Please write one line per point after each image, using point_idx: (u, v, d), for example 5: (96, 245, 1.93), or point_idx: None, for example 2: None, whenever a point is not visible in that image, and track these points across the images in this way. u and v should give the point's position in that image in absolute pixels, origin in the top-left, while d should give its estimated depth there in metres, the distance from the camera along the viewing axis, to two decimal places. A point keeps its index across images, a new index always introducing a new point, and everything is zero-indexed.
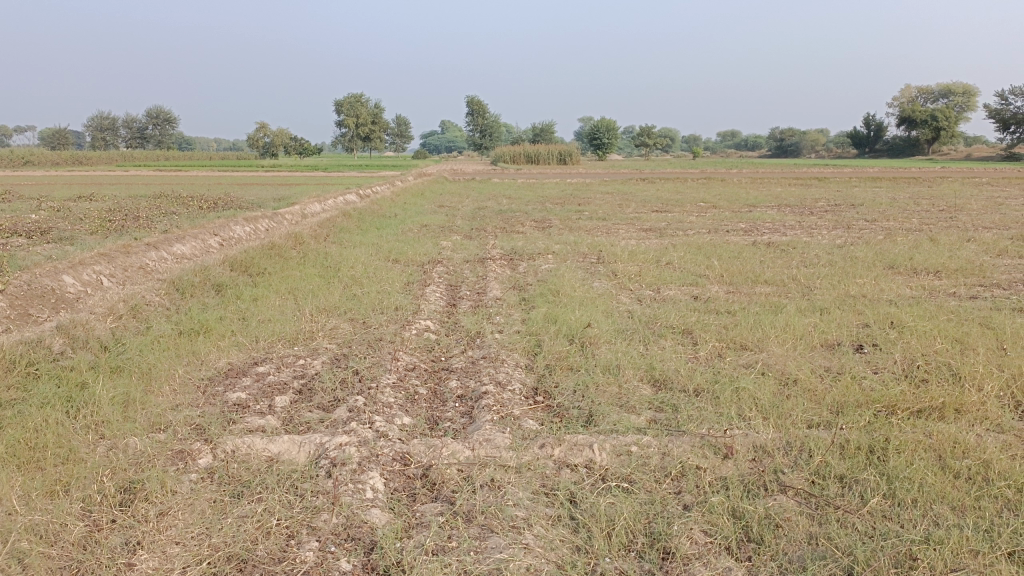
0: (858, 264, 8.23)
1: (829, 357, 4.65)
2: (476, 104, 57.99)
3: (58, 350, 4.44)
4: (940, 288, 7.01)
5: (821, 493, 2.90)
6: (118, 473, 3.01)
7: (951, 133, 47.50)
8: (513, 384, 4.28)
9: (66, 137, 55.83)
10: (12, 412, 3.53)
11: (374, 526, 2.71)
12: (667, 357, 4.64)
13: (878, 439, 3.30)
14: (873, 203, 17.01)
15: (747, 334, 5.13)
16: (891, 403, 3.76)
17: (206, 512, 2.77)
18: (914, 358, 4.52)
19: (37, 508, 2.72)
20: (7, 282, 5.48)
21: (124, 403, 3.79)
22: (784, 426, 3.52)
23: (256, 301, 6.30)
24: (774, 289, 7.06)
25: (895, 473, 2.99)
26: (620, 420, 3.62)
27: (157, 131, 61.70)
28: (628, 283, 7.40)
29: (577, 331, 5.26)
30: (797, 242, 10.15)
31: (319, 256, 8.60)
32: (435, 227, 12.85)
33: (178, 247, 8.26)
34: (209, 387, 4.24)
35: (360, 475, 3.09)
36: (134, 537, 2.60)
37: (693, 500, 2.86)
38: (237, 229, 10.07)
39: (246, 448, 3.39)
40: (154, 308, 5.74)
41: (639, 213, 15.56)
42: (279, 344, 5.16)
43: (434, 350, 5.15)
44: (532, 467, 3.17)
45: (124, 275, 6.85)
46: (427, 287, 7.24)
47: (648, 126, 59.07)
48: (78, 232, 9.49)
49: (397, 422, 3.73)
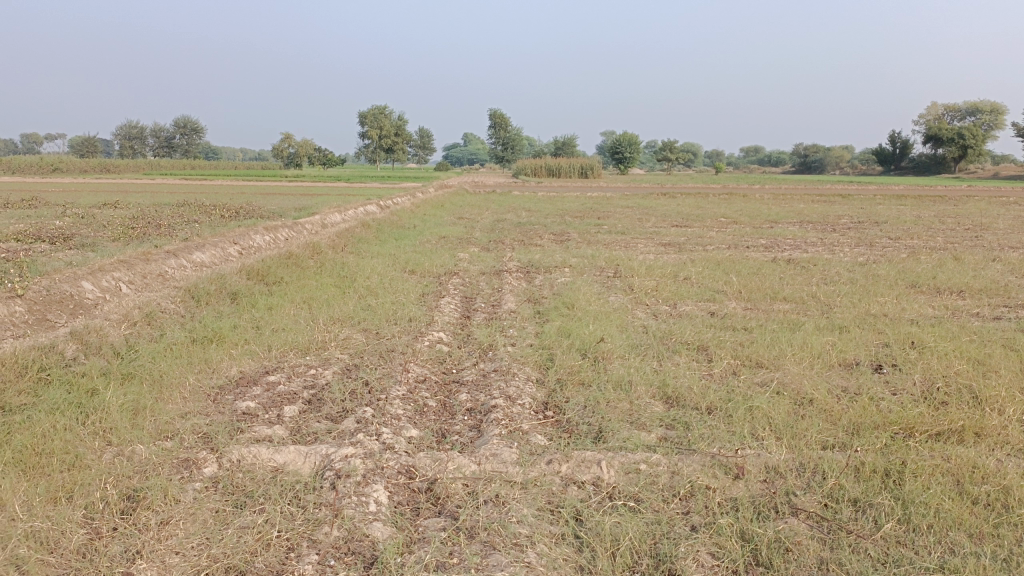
0: (880, 282, 8.11)
1: (847, 377, 4.56)
2: (499, 117, 58.30)
3: (70, 356, 4.46)
4: (963, 308, 6.88)
5: (834, 517, 2.82)
6: (121, 481, 3.00)
7: (978, 151, 46.95)
8: (523, 398, 4.23)
9: (95, 145, 56.95)
10: (21, 417, 3.54)
11: (375, 540, 2.67)
12: (680, 373, 4.57)
13: (894, 462, 3.21)
14: (897, 221, 16.83)
15: (763, 351, 5.05)
16: (909, 425, 3.66)
17: (208, 522, 2.75)
18: (935, 379, 4.42)
19: (38, 515, 2.71)
20: (26, 286, 5.54)
21: (133, 410, 3.79)
22: (798, 446, 3.44)
23: (271, 309, 6.32)
24: (793, 306, 6.97)
25: (911, 497, 2.91)
26: (630, 437, 3.55)
27: (184, 140, 62.74)
28: (644, 298, 7.34)
29: (590, 346, 5.21)
30: (818, 259, 10.03)
31: (336, 266, 8.63)
32: (453, 238, 12.87)
33: (198, 255, 8.33)
34: (219, 396, 4.23)
35: (363, 488, 3.06)
36: (133, 546, 2.58)
37: (701, 521, 2.80)
38: (256, 238, 10.15)
39: (251, 458, 3.37)
40: (169, 315, 5.77)
41: (659, 227, 15.51)
42: (291, 353, 5.16)
43: (445, 362, 5.12)
44: (538, 483, 3.12)
45: (143, 281, 6.91)
46: (441, 299, 7.23)
47: (670, 141, 58.96)
48: (100, 239, 9.59)
49: (404, 435, 3.70)
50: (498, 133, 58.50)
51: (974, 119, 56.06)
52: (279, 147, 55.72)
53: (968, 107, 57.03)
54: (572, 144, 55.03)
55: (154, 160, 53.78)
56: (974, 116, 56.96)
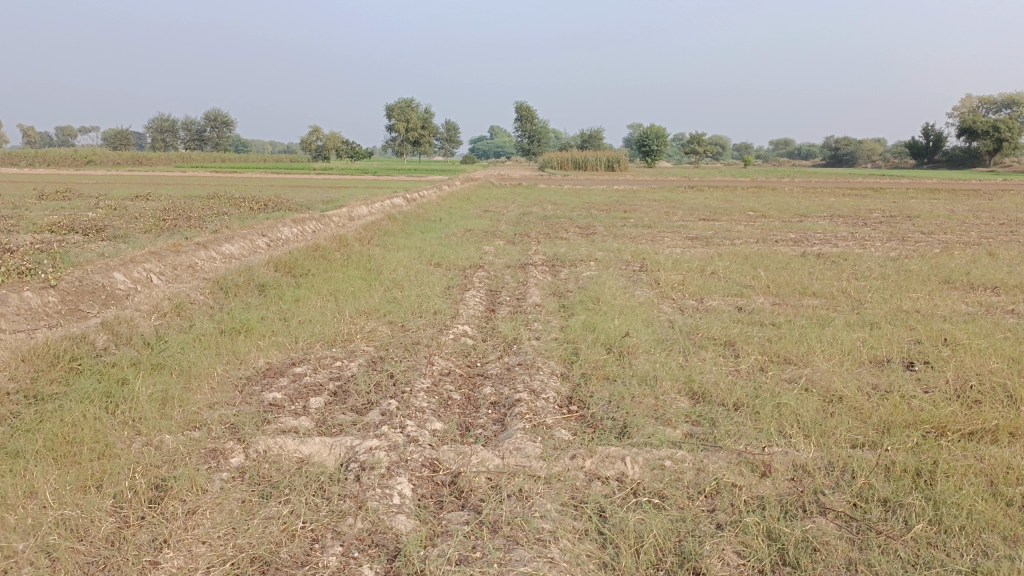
0: (912, 277, 7.96)
1: (877, 374, 4.49)
2: (526, 109, 58.27)
3: (101, 346, 4.52)
4: (998, 304, 6.73)
5: (863, 518, 2.77)
6: (150, 471, 3.04)
7: (1014, 144, 45.92)
8: (547, 392, 4.21)
9: (127, 137, 57.80)
10: (53, 406, 3.60)
11: (399, 533, 2.68)
12: (707, 369, 4.52)
13: (925, 462, 3.15)
14: (931, 215, 16.51)
15: (792, 347, 4.99)
16: (941, 424, 3.59)
17: (234, 512, 2.78)
18: (968, 377, 4.33)
19: (68, 502, 2.75)
20: (59, 277, 5.63)
21: (162, 400, 3.84)
22: (826, 444, 3.39)
23: (297, 301, 6.37)
24: (822, 301, 6.86)
25: (942, 498, 2.85)
26: (655, 433, 3.52)
27: (214, 133, 63.45)
28: (670, 292, 7.29)
29: (615, 340, 5.18)
30: (848, 254, 9.86)
31: (362, 259, 8.65)
32: (479, 232, 12.88)
33: (227, 247, 8.41)
34: (246, 387, 4.27)
35: (387, 480, 3.07)
36: (161, 535, 2.61)
37: (727, 519, 2.77)
38: (284, 230, 10.23)
39: (277, 448, 3.40)
40: (198, 306, 5.83)
41: (686, 220, 15.38)
42: (317, 345, 5.19)
43: (470, 355, 5.12)
44: (562, 478, 3.11)
45: (173, 273, 6.99)
46: (466, 292, 7.22)
47: (698, 134, 58.48)
48: (131, 231, 9.72)
49: (429, 428, 3.70)
50: (525, 126, 58.37)
51: (1011, 111, 54.81)
52: (307, 140, 56.09)
53: (1004, 100, 55.72)
54: (598, 137, 54.74)
55: (184, 153, 54.38)
56: (1010, 109, 55.66)
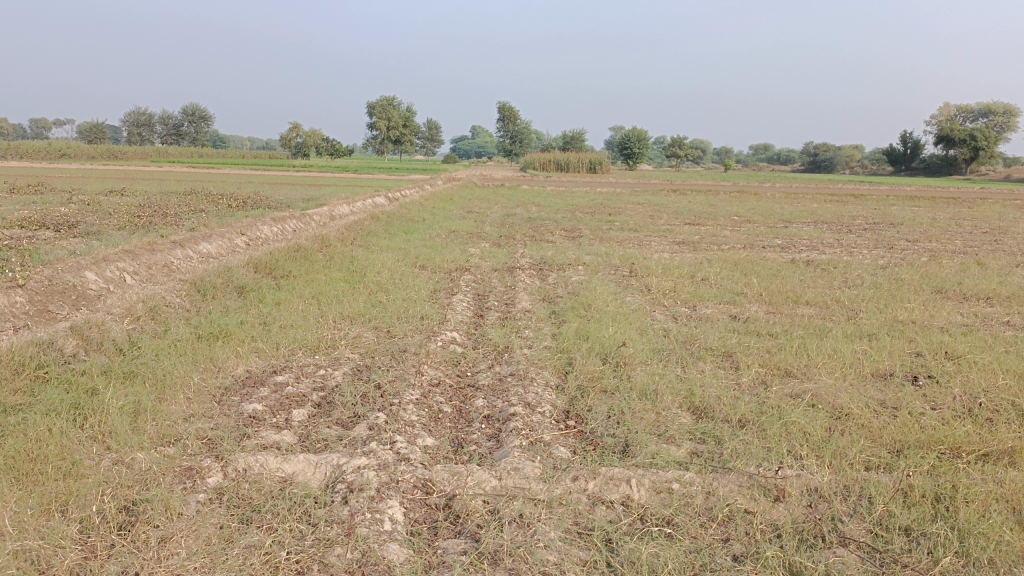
0: (904, 286, 7.88)
1: (883, 388, 4.34)
2: (509, 110, 58.04)
3: (69, 352, 4.28)
4: (993, 316, 6.64)
5: (886, 549, 2.61)
6: (120, 492, 2.81)
7: (990, 152, 46.58)
8: (543, 406, 4.02)
9: (103, 130, 57.09)
10: (16, 419, 3.35)
11: (392, 564, 2.47)
12: (708, 382, 4.35)
13: (945, 486, 3.00)
14: (914, 222, 16.61)
15: (792, 359, 4.84)
16: (956, 445, 3.44)
17: (211, 540, 2.56)
18: (975, 395, 4.20)
19: (29, 530, 2.51)
20: (27, 276, 5.35)
21: (133, 413, 3.60)
22: (841, 466, 3.23)
23: (278, 305, 6.12)
24: (817, 310, 6.75)
25: (968, 528, 2.69)
26: (659, 453, 3.35)
27: (193, 128, 62.65)
28: (662, 299, 7.14)
29: (610, 350, 4.99)
30: (837, 261, 9.77)
31: (346, 260, 8.42)
32: (463, 233, 12.64)
33: (205, 246, 8.12)
34: (225, 397, 4.03)
35: (378, 503, 2.86)
36: (132, 567, 2.39)
37: (744, 551, 2.59)
38: (264, 229, 9.94)
39: (258, 467, 3.18)
40: (174, 309, 5.58)
41: (671, 224, 15.29)
42: (299, 352, 4.95)
43: (459, 364, 4.91)
44: (564, 502, 2.91)
45: (148, 273, 6.70)
46: (454, 296, 7.02)
47: (679, 138, 58.67)
48: (105, 228, 9.38)
49: (420, 444, 3.50)
50: (507, 127, 58.09)
51: (987, 121, 55.52)
52: (287, 137, 55.63)
53: (980, 108, 56.45)
54: (580, 139, 54.70)
55: (161, 148, 53.59)
56: (986, 117, 56.31)
